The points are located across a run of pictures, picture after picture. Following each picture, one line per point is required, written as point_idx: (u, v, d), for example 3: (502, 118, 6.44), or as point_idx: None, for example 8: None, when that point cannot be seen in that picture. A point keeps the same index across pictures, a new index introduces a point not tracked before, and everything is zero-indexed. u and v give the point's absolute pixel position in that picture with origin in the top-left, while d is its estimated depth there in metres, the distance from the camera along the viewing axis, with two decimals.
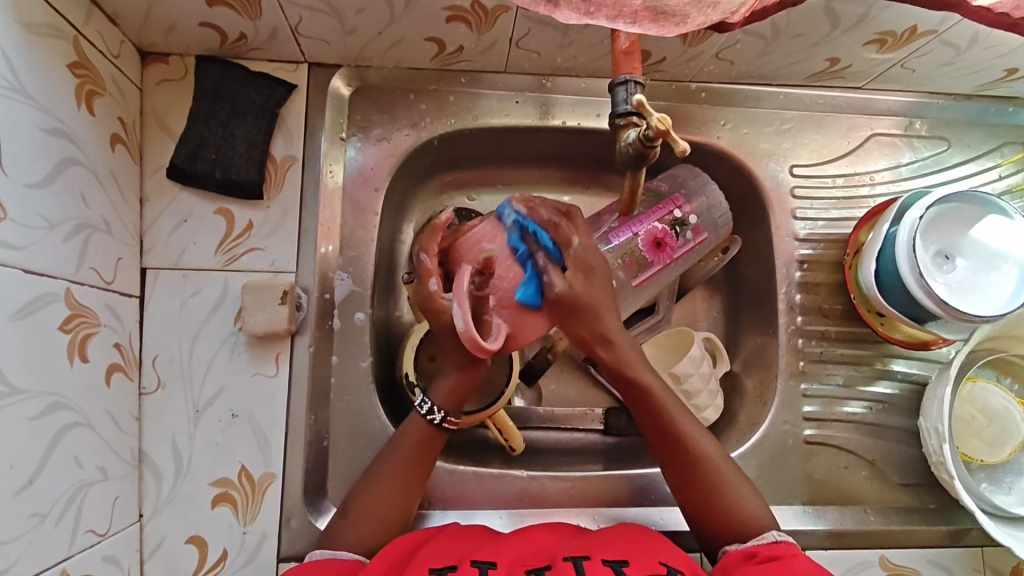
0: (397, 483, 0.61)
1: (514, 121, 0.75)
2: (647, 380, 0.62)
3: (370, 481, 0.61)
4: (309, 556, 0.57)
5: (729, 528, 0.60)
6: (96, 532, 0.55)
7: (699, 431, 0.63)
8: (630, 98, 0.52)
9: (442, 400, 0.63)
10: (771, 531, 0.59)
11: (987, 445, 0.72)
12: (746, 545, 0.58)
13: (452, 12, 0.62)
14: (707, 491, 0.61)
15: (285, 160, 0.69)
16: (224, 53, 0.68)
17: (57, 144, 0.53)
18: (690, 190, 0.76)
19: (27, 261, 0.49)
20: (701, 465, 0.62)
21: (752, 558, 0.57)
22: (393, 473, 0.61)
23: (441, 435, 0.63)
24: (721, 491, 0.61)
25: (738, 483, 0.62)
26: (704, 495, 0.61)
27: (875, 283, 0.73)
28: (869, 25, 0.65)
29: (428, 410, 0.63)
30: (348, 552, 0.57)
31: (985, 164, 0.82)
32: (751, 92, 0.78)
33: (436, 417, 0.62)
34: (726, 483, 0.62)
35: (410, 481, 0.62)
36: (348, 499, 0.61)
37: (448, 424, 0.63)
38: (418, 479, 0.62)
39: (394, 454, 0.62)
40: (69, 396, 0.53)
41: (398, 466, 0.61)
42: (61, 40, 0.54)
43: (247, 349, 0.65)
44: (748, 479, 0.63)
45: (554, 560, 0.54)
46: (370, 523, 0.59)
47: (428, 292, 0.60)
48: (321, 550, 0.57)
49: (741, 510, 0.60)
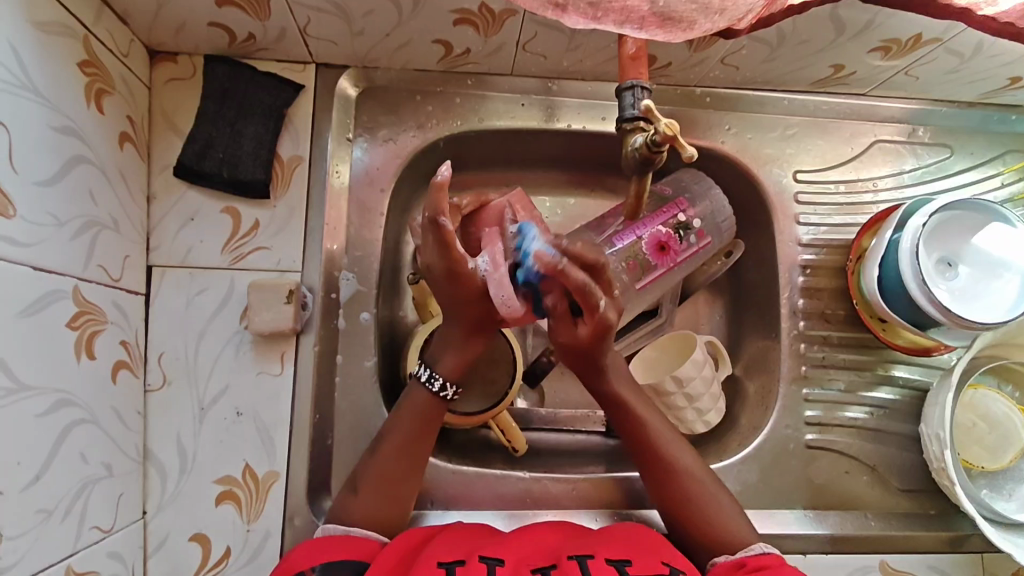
0: (406, 451, 0.62)
1: (520, 123, 0.75)
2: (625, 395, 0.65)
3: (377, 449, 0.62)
4: (321, 531, 0.57)
5: (712, 539, 0.61)
6: (101, 529, 0.56)
7: (676, 445, 0.65)
8: (637, 103, 0.52)
9: (448, 371, 0.63)
10: (757, 544, 0.59)
11: (987, 453, 0.72)
12: (735, 556, 0.58)
13: (460, 15, 0.62)
14: (683, 499, 0.63)
15: (292, 160, 0.69)
16: (233, 53, 0.68)
17: (67, 142, 0.54)
18: (694, 194, 0.77)
19: (37, 258, 0.49)
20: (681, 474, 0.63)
21: (742, 567, 0.56)
22: (401, 442, 0.62)
23: (442, 404, 0.64)
24: (702, 503, 0.62)
25: (716, 494, 0.63)
26: (682, 504, 0.63)
27: (878, 288, 0.73)
28: (874, 32, 0.65)
29: (442, 388, 0.63)
30: (361, 528, 0.58)
31: (988, 172, 0.82)
32: (756, 98, 0.79)
33: (448, 394, 0.63)
34: (710, 494, 0.63)
35: (421, 451, 0.62)
36: (358, 476, 0.61)
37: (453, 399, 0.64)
38: (427, 443, 0.63)
39: (399, 421, 0.62)
40: (75, 393, 0.53)
41: (409, 433, 0.62)
42: (71, 39, 0.54)
43: (252, 348, 0.66)
44: (725, 488, 0.64)
45: (560, 559, 0.55)
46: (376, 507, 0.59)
47: (450, 255, 0.53)
48: (332, 525, 0.58)
49: (722, 517, 0.61)
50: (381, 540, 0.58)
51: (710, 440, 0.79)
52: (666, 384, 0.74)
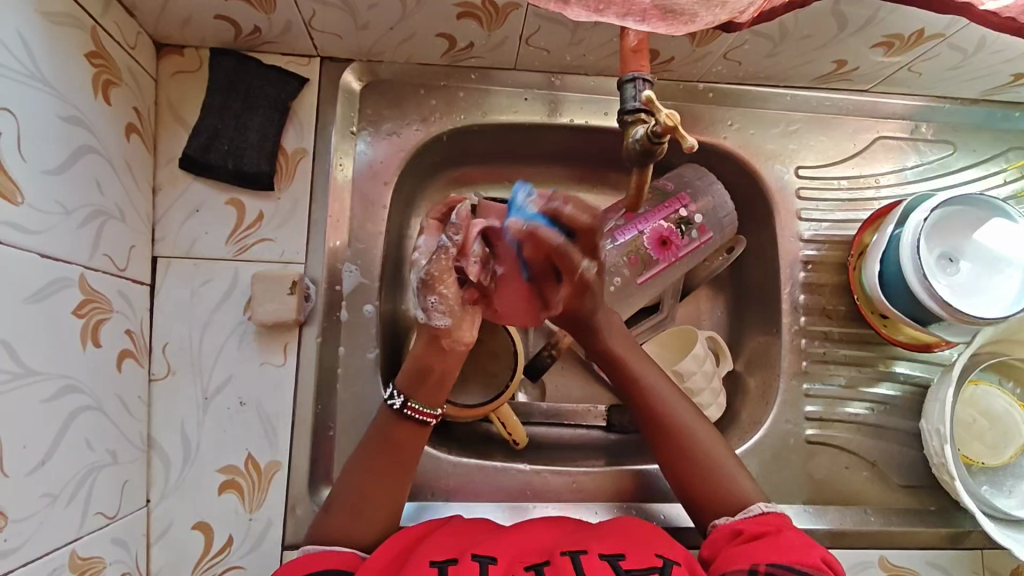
0: (399, 451, 0.61)
1: (523, 118, 0.76)
2: (628, 357, 0.67)
3: (366, 447, 0.61)
4: (304, 551, 0.56)
5: (710, 495, 0.62)
6: (105, 515, 0.56)
7: (680, 405, 0.66)
8: (639, 95, 0.52)
9: (405, 385, 0.62)
10: (756, 504, 0.60)
11: (988, 449, 0.72)
12: (734, 521, 0.59)
13: (463, 9, 0.63)
14: (688, 462, 0.63)
15: (296, 152, 0.70)
16: (239, 46, 0.69)
17: (74, 132, 0.54)
18: (696, 190, 0.77)
19: (43, 245, 0.50)
20: (685, 435, 0.64)
21: (738, 536, 0.57)
22: (397, 441, 0.61)
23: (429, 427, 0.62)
24: (710, 463, 0.63)
25: (725, 459, 0.63)
26: (685, 469, 0.63)
27: (879, 284, 0.73)
28: (876, 27, 0.65)
29: (391, 396, 0.61)
30: (340, 545, 0.57)
31: (990, 169, 0.82)
32: (759, 94, 0.79)
33: (397, 402, 0.61)
34: (716, 458, 0.63)
35: (414, 456, 0.61)
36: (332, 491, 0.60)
37: (411, 412, 0.61)
38: (418, 452, 0.62)
39: (385, 421, 0.61)
40: (81, 380, 0.54)
41: (409, 437, 0.61)
42: (80, 30, 0.55)
43: (256, 338, 0.66)
44: (734, 455, 0.64)
45: (552, 554, 0.55)
46: (364, 505, 0.59)
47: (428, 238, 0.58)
48: (314, 545, 0.56)
49: (725, 477, 0.62)
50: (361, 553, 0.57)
51: None
52: None
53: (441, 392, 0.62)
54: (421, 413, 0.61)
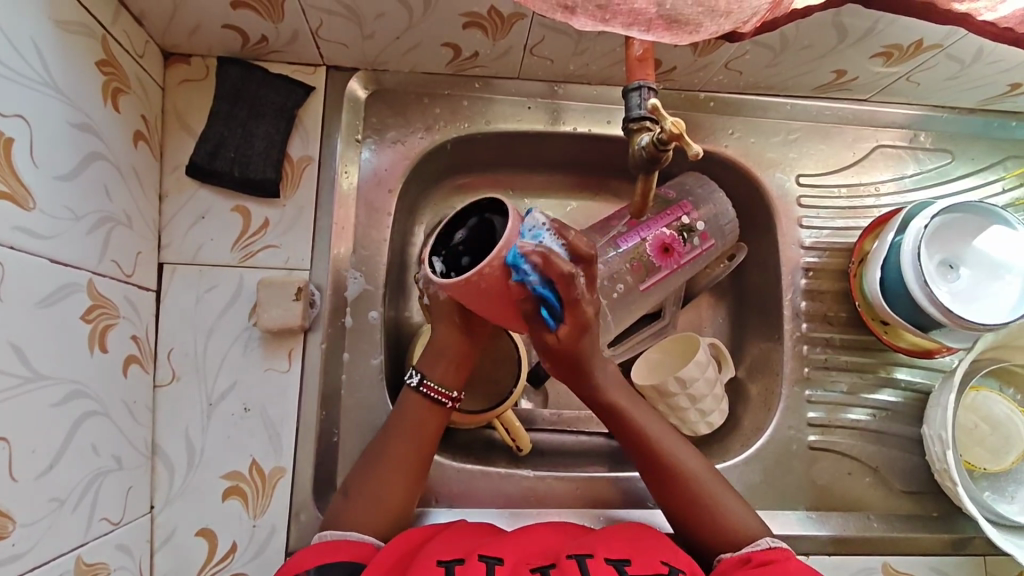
0: (417, 438, 0.62)
1: (526, 126, 0.77)
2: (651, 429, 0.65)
3: (393, 431, 0.62)
4: (319, 537, 0.57)
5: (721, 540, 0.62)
6: (110, 521, 0.56)
7: (709, 478, 0.64)
8: (644, 103, 0.53)
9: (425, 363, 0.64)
10: (765, 538, 0.60)
11: (990, 454, 0.73)
12: (743, 551, 0.59)
13: (469, 19, 0.64)
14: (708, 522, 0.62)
15: (302, 160, 0.70)
16: (245, 55, 0.70)
17: (84, 139, 0.55)
18: (698, 197, 0.78)
19: (54, 251, 0.50)
20: (709, 502, 0.62)
21: (747, 563, 0.57)
22: (424, 423, 0.63)
23: (444, 410, 0.64)
24: (713, 509, 0.62)
25: (721, 491, 0.63)
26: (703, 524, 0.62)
27: (880, 290, 0.74)
28: (876, 39, 0.66)
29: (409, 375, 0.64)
30: (358, 534, 0.57)
31: (988, 177, 0.83)
32: (759, 103, 0.80)
33: (413, 381, 0.64)
34: (722, 502, 0.62)
35: (432, 443, 0.63)
36: (347, 488, 0.61)
37: (426, 389, 0.63)
38: (439, 433, 0.64)
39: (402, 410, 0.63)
40: (88, 385, 0.54)
41: (433, 421, 0.63)
42: (90, 38, 0.56)
43: (260, 345, 0.67)
44: (730, 487, 0.64)
45: (559, 558, 0.55)
46: (368, 515, 0.59)
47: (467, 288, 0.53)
48: (330, 533, 0.57)
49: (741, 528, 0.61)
50: (376, 543, 0.57)
51: (713, 441, 0.80)
52: (669, 385, 0.74)
53: (458, 374, 0.64)
54: (436, 392, 0.63)
